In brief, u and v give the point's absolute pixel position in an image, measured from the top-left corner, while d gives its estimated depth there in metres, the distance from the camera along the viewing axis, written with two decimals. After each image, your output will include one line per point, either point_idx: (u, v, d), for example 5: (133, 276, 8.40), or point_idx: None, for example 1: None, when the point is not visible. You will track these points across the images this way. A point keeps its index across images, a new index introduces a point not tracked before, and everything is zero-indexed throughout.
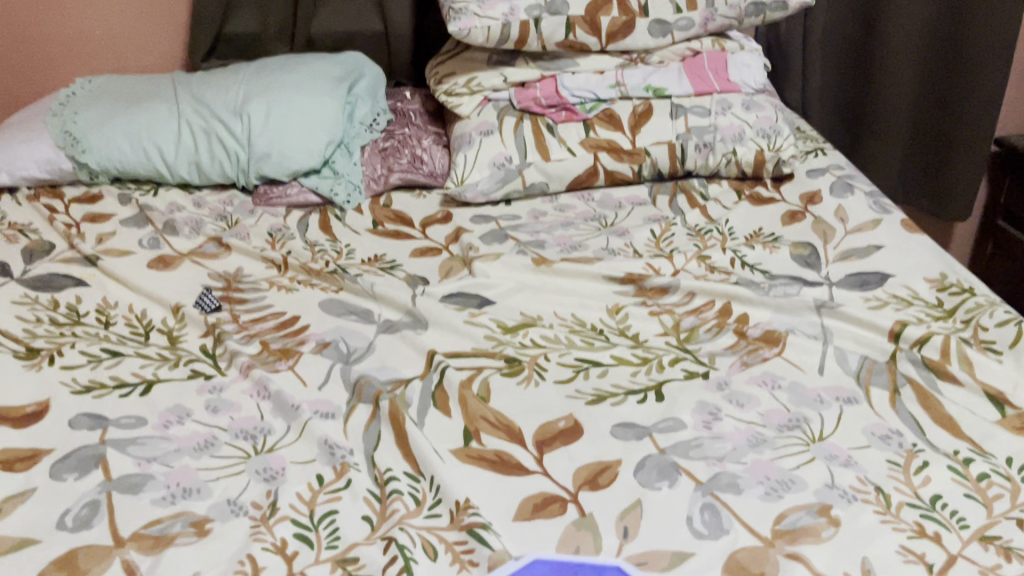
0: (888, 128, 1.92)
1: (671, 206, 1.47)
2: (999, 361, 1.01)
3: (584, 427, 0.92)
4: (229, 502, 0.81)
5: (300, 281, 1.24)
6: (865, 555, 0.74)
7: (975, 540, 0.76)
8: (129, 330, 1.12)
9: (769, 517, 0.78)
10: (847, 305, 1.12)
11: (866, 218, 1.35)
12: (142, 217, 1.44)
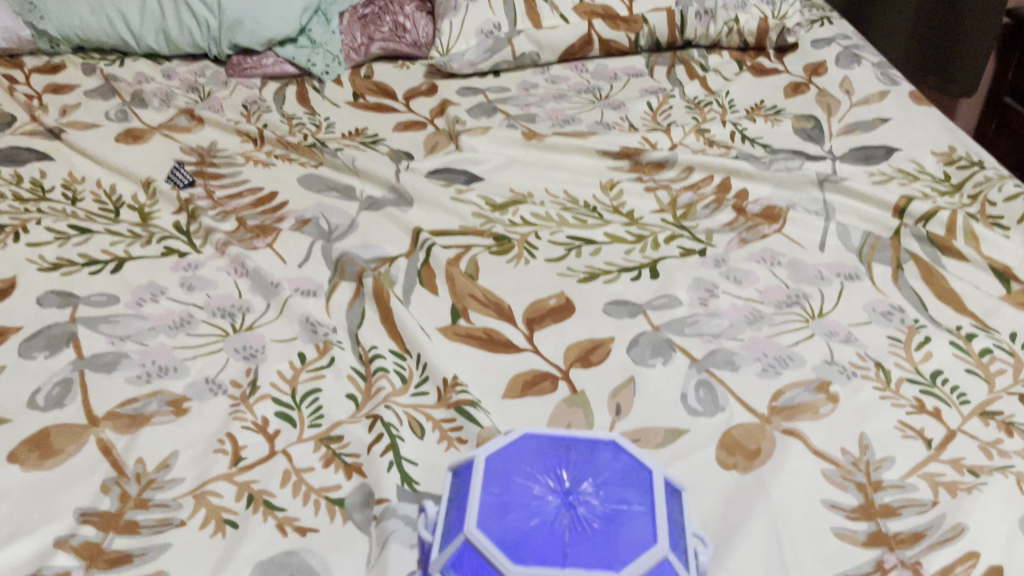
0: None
1: (668, 78, 1.39)
2: (1005, 236, 0.97)
3: (575, 305, 0.89)
4: (207, 381, 0.78)
5: (278, 157, 1.18)
6: (863, 430, 0.71)
7: (975, 416, 0.73)
8: (97, 207, 1.06)
9: (765, 394, 0.76)
10: (850, 180, 1.07)
11: (873, 90, 1.28)
12: (108, 89, 1.36)
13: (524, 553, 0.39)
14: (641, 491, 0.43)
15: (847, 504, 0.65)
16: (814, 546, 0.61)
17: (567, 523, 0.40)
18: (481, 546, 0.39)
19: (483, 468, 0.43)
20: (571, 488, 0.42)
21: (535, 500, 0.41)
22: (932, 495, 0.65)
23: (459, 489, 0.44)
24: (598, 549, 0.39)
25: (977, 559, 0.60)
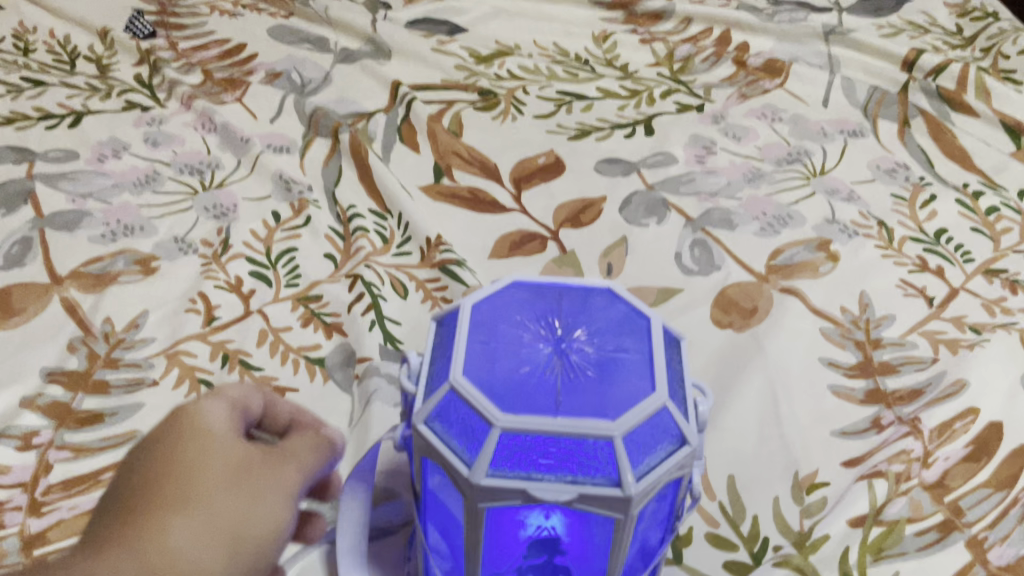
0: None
1: None
2: (1018, 91, 0.92)
3: (566, 163, 0.83)
4: (177, 240, 0.73)
5: (245, 6, 1.09)
6: (864, 289, 0.69)
7: (979, 274, 0.71)
8: (51, 59, 0.98)
9: (764, 253, 0.72)
10: (858, 33, 1.01)
11: None
12: None
13: (514, 400, 0.36)
14: (639, 337, 0.40)
15: (845, 362, 0.63)
16: (810, 403, 0.59)
17: (558, 370, 0.37)
18: (468, 391, 0.36)
19: (468, 316, 0.40)
20: (562, 338, 0.39)
21: (523, 349, 0.38)
22: (932, 353, 0.63)
23: (443, 340, 0.41)
24: (592, 394, 0.36)
25: (978, 415, 0.57)
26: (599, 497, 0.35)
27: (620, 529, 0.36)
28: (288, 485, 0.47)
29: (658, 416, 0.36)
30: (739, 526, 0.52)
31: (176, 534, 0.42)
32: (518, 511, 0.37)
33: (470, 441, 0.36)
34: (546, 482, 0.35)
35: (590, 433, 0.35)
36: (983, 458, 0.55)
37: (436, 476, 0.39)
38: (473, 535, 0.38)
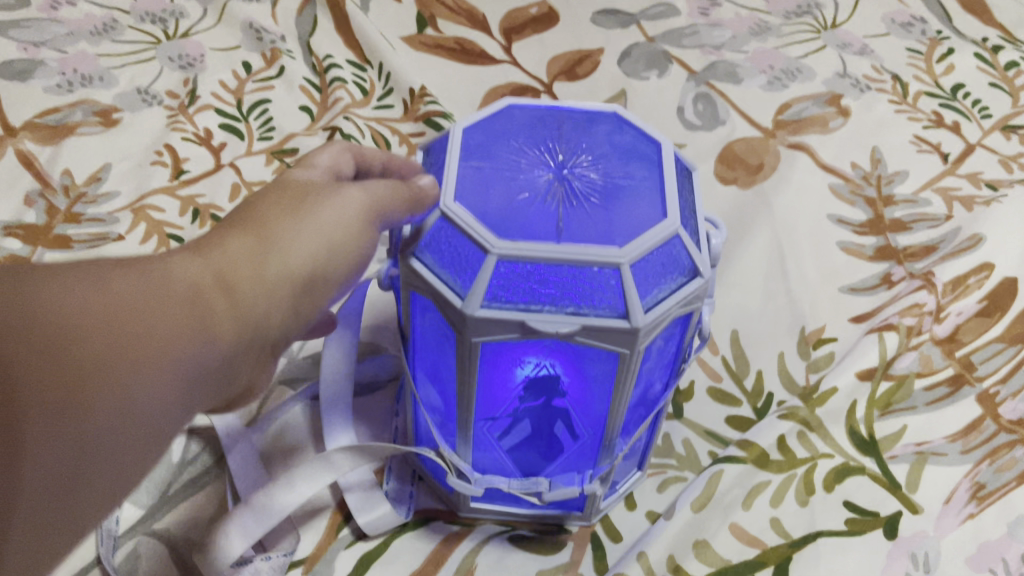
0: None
1: None
2: None
3: (560, 14, 0.76)
4: (139, 91, 0.67)
5: None
6: (876, 144, 0.65)
7: (996, 131, 0.67)
8: None
9: (770, 108, 0.68)
10: None
11: None
12: None
13: (511, 227, 0.33)
14: (647, 163, 0.37)
15: (855, 219, 0.59)
16: (818, 259, 0.57)
17: (558, 197, 0.34)
18: (460, 219, 0.33)
19: (459, 142, 0.37)
20: (562, 166, 0.36)
21: (520, 176, 0.35)
22: (945, 210, 0.60)
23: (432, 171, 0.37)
24: (595, 220, 0.33)
25: (993, 270, 0.54)
26: (604, 328, 0.32)
27: (625, 366, 0.34)
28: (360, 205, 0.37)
29: (667, 244, 0.33)
30: (743, 382, 0.51)
31: (233, 245, 0.34)
32: (514, 349, 0.35)
33: (463, 271, 0.33)
34: (545, 312, 0.32)
35: (594, 259, 0.31)
36: (996, 314, 0.52)
37: (426, 316, 0.36)
38: (465, 377, 0.35)
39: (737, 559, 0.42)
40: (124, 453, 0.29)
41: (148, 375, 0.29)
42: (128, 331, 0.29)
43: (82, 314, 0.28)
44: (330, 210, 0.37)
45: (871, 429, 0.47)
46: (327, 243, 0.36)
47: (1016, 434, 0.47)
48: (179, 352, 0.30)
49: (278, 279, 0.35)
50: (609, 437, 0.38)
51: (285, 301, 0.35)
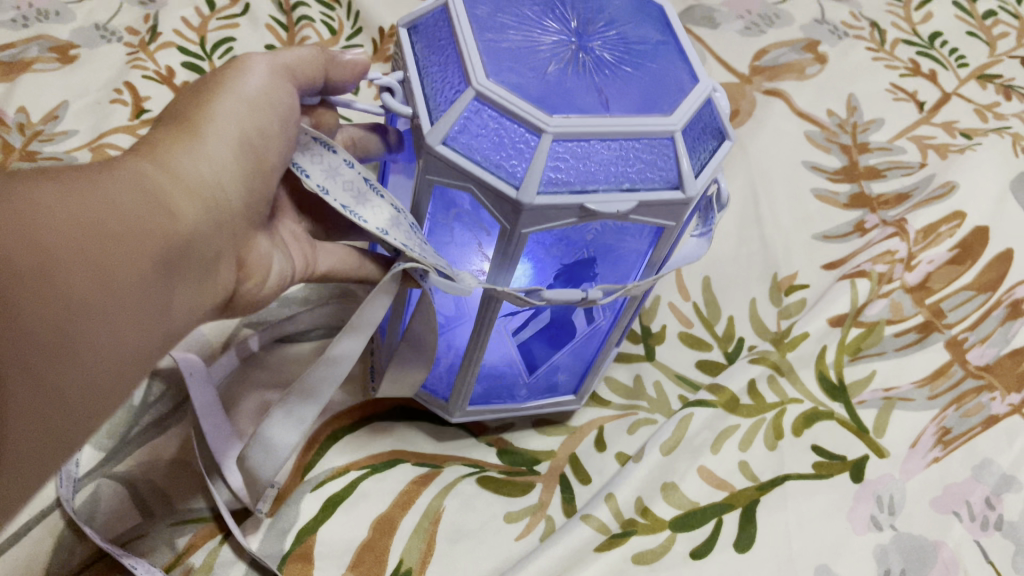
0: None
1: None
2: None
3: None
4: (97, 27, 0.65)
5: None
6: (852, 92, 0.64)
7: (973, 80, 0.66)
8: None
9: (747, 54, 0.67)
10: None
11: None
12: None
13: (556, 103, 0.32)
14: (651, 37, 0.37)
15: (830, 167, 0.59)
16: (793, 205, 0.56)
17: (586, 67, 0.34)
18: (504, 99, 0.31)
19: (466, 11, 0.35)
20: (579, 34, 0.36)
21: (540, 46, 0.34)
22: (920, 159, 0.59)
23: (434, 41, 0.35)
24: (632, 90, 0.34)
25: (964, 220, 0.54)
26: (661, 202, 0.32)
27: (664, 239, 0.35)
28: (267, 73, 0.36)
29: (699, 111, 0.35)
30: (714, 327, 0.51)
31: (169, 145, 0.33)
32: (551, 241, 0.34)
33: (515, 154, 0.31)
34: (601, 193, 0.31)
35: (650, 132, 0.32)
36: (968, 261, 0.52)
37: (450, 211, 0.35)
38: (505, 263, 0.33)
39: (704, 501, 0.42)
40: (115, 353, 0.28)
41: (118, 271, 0.27)
42: (95, 228, 0.27)
43: (46, 217, 0.26)
44: (242, 77, 0.35)
45: (841, 373, 0.48)
46: (255, 110, 0.35)
47: (984, 379, 0.47)
48: (145, 231, 0.29)
49: (220, 157, 0.33)
50: (625, 317, 0.40)
51: (236, 177, 0.34)
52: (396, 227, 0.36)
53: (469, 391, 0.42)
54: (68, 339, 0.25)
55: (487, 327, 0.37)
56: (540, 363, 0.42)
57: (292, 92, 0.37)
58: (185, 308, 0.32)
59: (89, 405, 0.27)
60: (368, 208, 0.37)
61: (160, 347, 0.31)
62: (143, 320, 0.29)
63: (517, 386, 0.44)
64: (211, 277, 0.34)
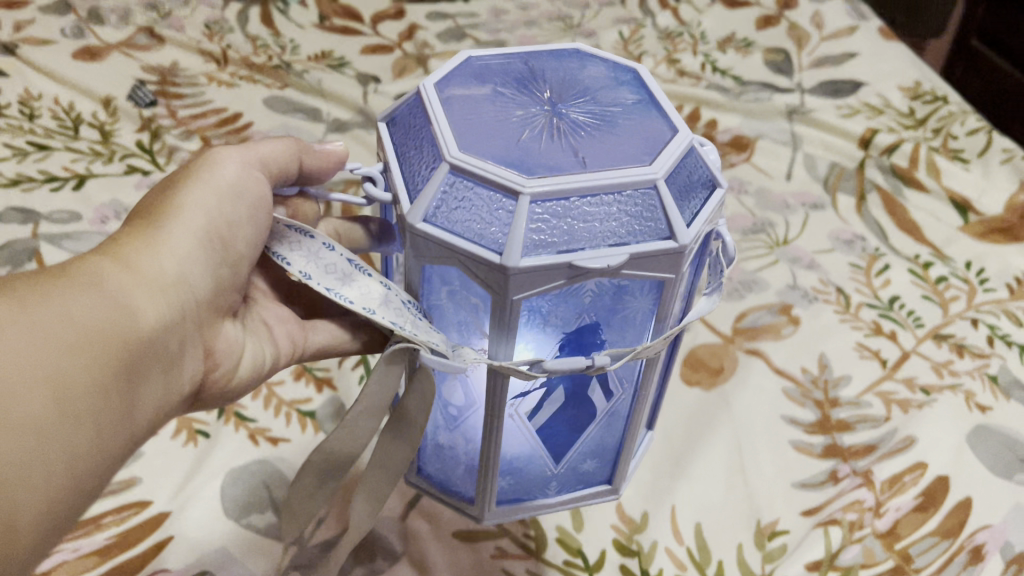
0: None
1: (641, 7, 1.35)
2: (965, 169, 0.98)
3: None
4: None
5: (242, 78, 1.11)
6: (823, 351, 0.73)
7: (929, 339, 0.75)
8: (56, 124, 1.01)
9: (729, 316, 0.77)
10: (818, 113, 1.08)
11: (842, 25, 1.29)
12: (62, 4, 1.23)
13: (532, 166, 0.41)
14: (615, 101, 0.47)
15: (805, 419, 0.67)
16: (774, 456, 0.64)
17: (561, 131, 0.43)
18: (478, 169, 0.40)
19: (437, 94, 0.46)
20: (551, 107, 0.45)
21: (520, 118, 0.44)
22: (884, 412, 0.68)
23: (413, 126, 0.46)
24: (602, 146, 0.43)
25: (926, 469, 0.62)
26: (650, 253, 0.40)
27: (664, 292, 0.42)
28: (231, 173, 0.49)
29: (679, 163, 0.44)
30: (705, 570, 0.57)
31: (141, 247, 0.46)
32: (546, 306, 0.42)
33: (496, 220, 0.40)
34: (588, 252, 0.39)
35: (634, 184, 0.40)
36: (931, 508, 0.60)
37: (441, 290, 0.44)
38: (508, 331, 0.41)
39: None
40: (92, 447, 0.41)
41: (81, 380, 0.40)
42: (68, 349, 0.39)
43: (31, 347, 0.38)
44: (215, 174, 0.49)
45: None
46: (221, 203, 0.48)
47: None
48: (107, 339, 0.41)
49: (189, 251, 0.47)
50: (643, 389, 0.47)
51: (195, 268, 0.47)
52: (385, 305, 0.44)
53: (494, 488, 0.49)
54: (52, 437, 0.38)
55: (496, 421, 0.45)
56: (564, 453, 0.49)
57: (260, 182, 0.50)
58: (152, 396, 0.45)
59: (74, 480, 0.40)
60: (352, 285, 0.46)
61: (133, 433, 0.44)
62: (114, 410, 0.42)
63: (549, 479, 0.51)
64: (175, 355, 0.47)
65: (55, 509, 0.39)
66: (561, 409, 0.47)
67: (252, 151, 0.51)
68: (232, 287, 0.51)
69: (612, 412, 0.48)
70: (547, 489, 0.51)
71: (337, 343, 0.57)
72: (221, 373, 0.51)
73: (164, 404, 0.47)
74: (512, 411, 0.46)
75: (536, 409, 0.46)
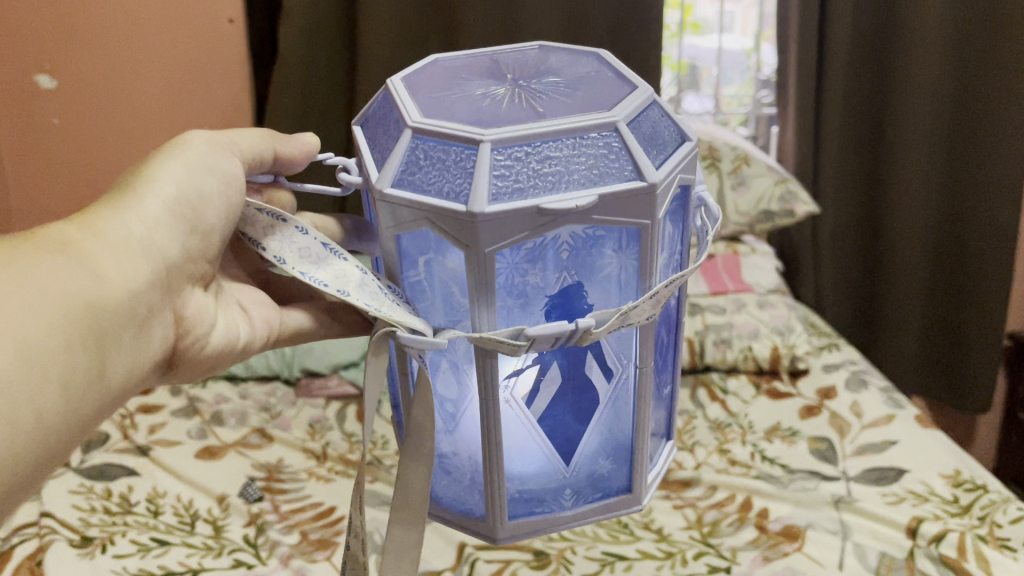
0: (900, 302, 1.98)
1: (691, 399, 1.49)
2: (1015, 558, 1.04)
3: None
4: None
5: (338, 472, 1.27)
6: None
7: None
8: (176, 520, 1.15)
9: None
10: (863, 501, 1.16)
11: (881, 413, 1.39)
12: (191, 409, 1.44)
13: (492, 125, 0.54)
14: (567, 80, 0.61)
15: None
16: None
17: (520, 98, 0.57)
18: (435, 131, 0.54)
19: (405, 87, 0.60)
20: (512, 84, 0.60)
21: (486, 95, 0.58)
22: None
23: (385, 117, 0.61)
24: (561, 105, 0.56)
25: None
26: (618, 196, 0.52)
27: (644, 238, 0.54)
28: (195, 153, 0.64)
29: (638, 117, 0.57)
30: None
31: (113, 223, 0.58)
32: (524, 266, 0.54)
33: (459, 173, 0.52)
34: (553, 199, 0.51)
35: (598, 127, 0.54)
36: None
37: (418, 263, 0.57)
38: (485, 286, 0.52)
39: None
40: (82, 391, 0.51)
41: (71, 329, 0.50)
42: (61, 305, 0.50)
43: (36, 301, 0.48)
44: (185, 152, 0.64)
45: None
46: (192, 179, 0.62)
47: None
48: (85, 296, 0.52)
49: (159, 218, 0.61)
50: (632, 372, 0.60)
51: (158, 239, 0.60)
52: (362, 289, 0.57)
53: (500, 489, 0.60)
54: (56, 369, 0.48)
55: (494, 417, 0.57)
56: (571, 456, 0.61)
57: (229, 159, 0.65)
58: (121, 360, 0.56)
59: (71, 418, 0.50)
60: (333, 262, 0.59)
61: (108, 389, 0.54)
62: (87, 363, 0.51)
63: (562, 487, 0.62)
64: (146, 315, 0.59)
65: (57, 442, 0.49)
66: (559, 405, 0.59)
67: (220, 137, 0.66)
68: (201, 257, 0.66)
69: (613, 401, 0.61)
70: (562, 498, 0.62)
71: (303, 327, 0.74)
72: (193, 336, 0.66)
73: (136, 365, 0.58)
74: (509, 396, 0.57)
75: (533, 395, 0.58)
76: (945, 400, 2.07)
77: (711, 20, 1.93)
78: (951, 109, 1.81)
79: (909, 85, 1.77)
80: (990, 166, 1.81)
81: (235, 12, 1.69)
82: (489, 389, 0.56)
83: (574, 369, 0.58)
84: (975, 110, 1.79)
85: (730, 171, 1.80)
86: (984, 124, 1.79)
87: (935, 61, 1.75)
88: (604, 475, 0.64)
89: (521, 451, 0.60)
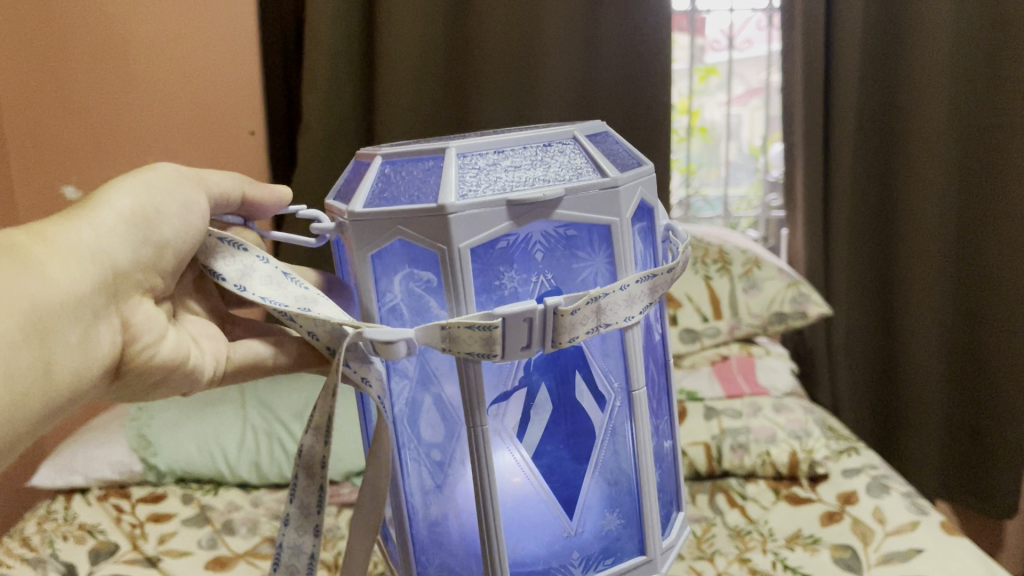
0: (917, 400, 1.95)
1: (710, 506, 1.47)
2: None
3: None
4: None
5: None
6: None
7: None
8: None
9: None
10: None
11: (905, 520, 1.36)
12: (202, 517, 1.43)
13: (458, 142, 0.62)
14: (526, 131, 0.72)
15: None
16: None
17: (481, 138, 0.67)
18: (402, 152, 0.62)
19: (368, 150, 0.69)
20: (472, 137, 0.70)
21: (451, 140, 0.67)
22: None
23: (353, 174, 0.67)
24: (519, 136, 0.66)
25: None
26: (584, 189, 0.59)
27: (614, 233, 0.61)
28: (156, 177, 0.67)
29: (593, 138, 0.66)
30: None
31: (64, 229, 0.60)
32: (502, 269, 0.59)
33: (430, 176, 0.59)
34: (521, 190, 0.58)
35: (556, 139, 0.63)
36: None
37: (393, 286, 0.61)
38: (464, 281, 0.57)
39: None
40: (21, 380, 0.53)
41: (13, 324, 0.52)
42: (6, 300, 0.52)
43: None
44: (147, 176, 0.67)
45: None
46: (153, 198, 0.65)
47: None
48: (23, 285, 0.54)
49: (112, 228, 0.62)
50: (627, 411, 0.65)
51: (110, 244, 0.62)
52: (319, 305, 0.63)
53: (501, 549, 0.61)
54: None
55: (484, 450, 0.60)
56: (574, 508, 0.64)
57: (191, 189, 0.68)
58: (64, 359, 0.57)
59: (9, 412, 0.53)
60: (288, 285, 0.65)
61: (52, 389, 0.57)
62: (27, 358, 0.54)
63: (569, 548, 0.65)
64: (91, 318, 0.60)
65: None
66: (553, 440, 0.63)
67: (189, 172, 0.70)
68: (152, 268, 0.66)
69: (609, 439, 0.65)
70: (570, 559, 0.65)
71: (259, 359, 0.74)
72: (140, 345, 0.65)
73: (80, 371, 0.59)
74: (501, 428, 0.61)
75: (524, 428, 0.62)
76: (970, 505, 2.00)
77: (717, 125, 1.98)
78: (956, 210, 1.84)
79: (913, 186, 1.81)
80: (999, 264, 1.82)
81: (257, 125, 1.77)
82: (481, 427, 0.59)
83: (565, 397, 0.63)
84: (981, 210, 1.82)
85: (742, 274, 1.84)
86: (991, 223, 1.81)
87: (939, 164, 1.78)
88: (614, 533, 0.67)
89: (520, 498, 0.63)
